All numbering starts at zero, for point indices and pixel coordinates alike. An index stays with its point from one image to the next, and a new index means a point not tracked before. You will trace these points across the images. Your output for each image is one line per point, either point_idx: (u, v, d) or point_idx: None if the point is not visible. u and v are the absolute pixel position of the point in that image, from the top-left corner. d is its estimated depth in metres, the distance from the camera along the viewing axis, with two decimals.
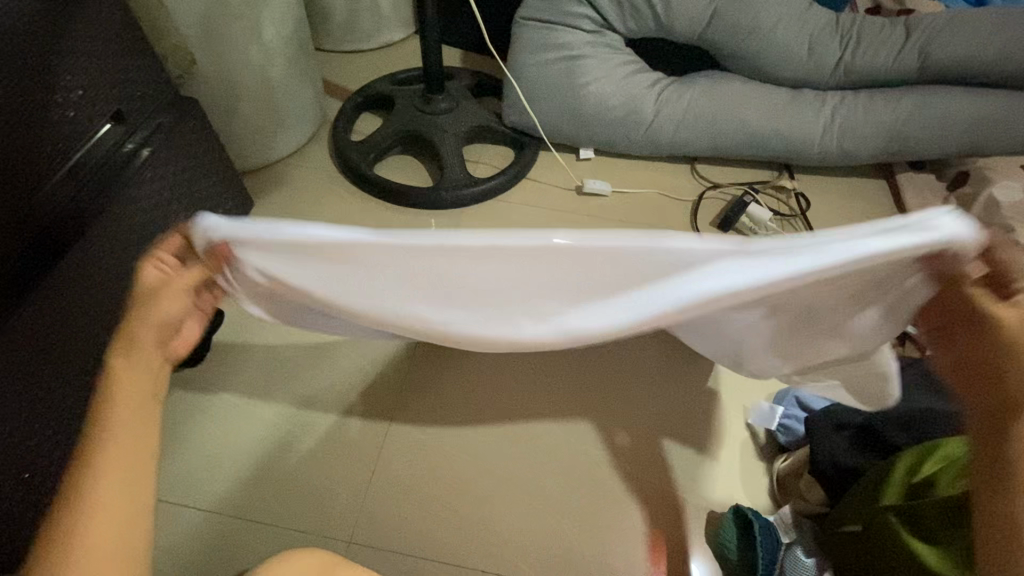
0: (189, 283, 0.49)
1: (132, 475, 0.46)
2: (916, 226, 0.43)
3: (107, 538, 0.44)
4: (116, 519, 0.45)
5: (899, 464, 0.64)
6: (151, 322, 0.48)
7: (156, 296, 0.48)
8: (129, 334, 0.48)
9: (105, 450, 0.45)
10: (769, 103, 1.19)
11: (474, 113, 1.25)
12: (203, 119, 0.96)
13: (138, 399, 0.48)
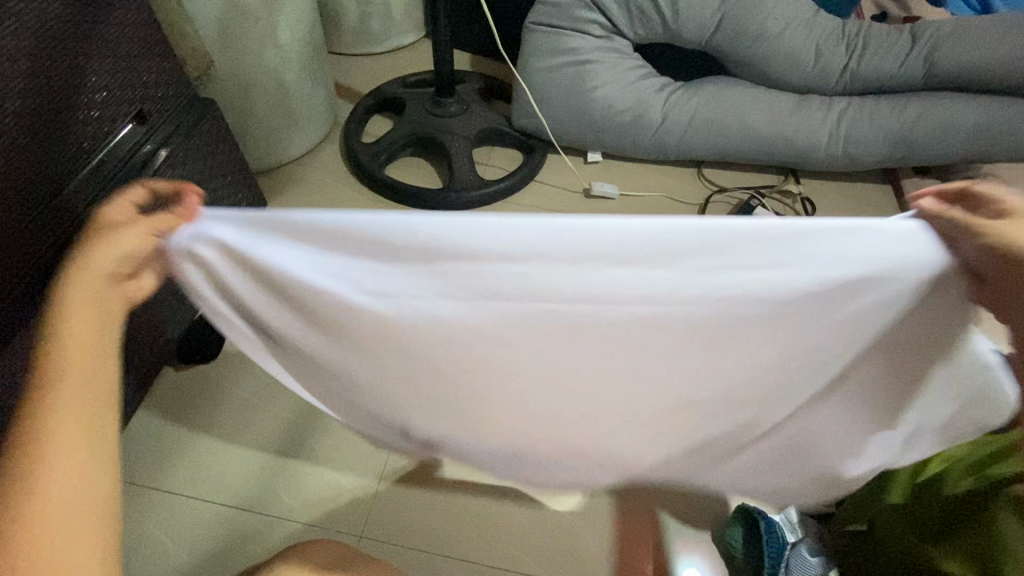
0: (152, 231, 0.44)
1: (84, 426, 0.42)
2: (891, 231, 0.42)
3: (57, 497, 0.40)
4: (67, 474, 0.41)
5: (905, 467, 0.66)
6: (108, 263, 0.44)
7: (120, 238, 0.44)
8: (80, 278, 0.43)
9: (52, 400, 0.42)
10: (775, 108, 1.21)
11: (484, 116, 1.26)
12: (221, 120, 0.97)
13: (88, 354, 0.44)
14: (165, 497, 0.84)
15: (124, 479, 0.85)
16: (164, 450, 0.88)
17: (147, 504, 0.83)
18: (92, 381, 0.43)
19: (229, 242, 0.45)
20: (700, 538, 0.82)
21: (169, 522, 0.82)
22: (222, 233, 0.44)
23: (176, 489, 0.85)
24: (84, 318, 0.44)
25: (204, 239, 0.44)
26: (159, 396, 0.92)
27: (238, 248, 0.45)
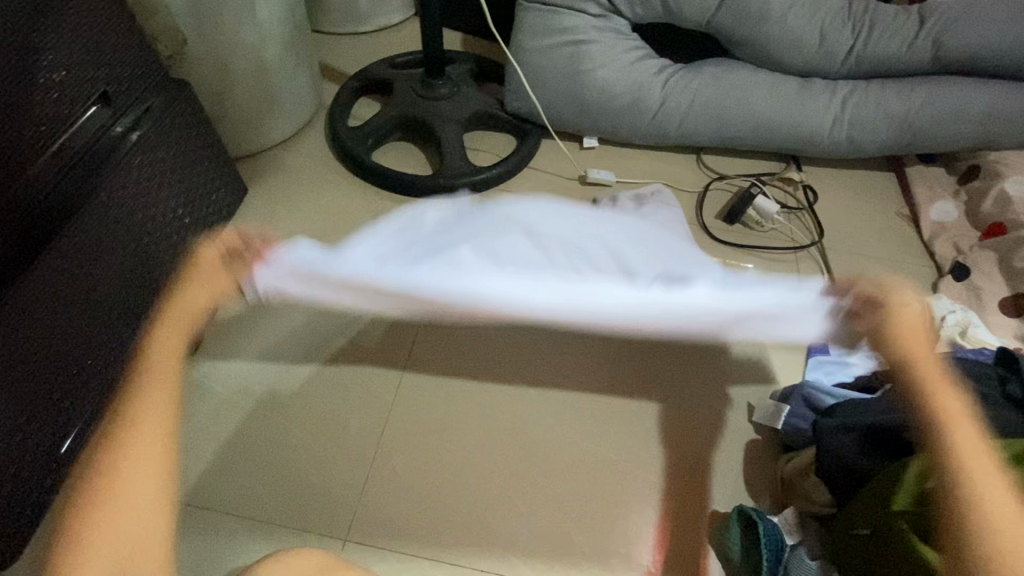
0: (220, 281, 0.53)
1: (155, 454, 0.46)
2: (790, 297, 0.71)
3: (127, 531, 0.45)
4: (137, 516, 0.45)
5: (908, 469, 0.62)
6: (181, 302, 0.51)
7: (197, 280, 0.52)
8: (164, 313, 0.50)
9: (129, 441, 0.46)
10: (778, 93, 1.16)
11: (477, 99, 1.21)
12: (194, 101, 0.92)
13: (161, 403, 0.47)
14: None
15: None
16: None
17: None
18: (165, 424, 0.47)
19: (302, 277, 0.62)
20: (701, 539, 0.80)
21: None
22: (295, 267, 0.61)
23: None
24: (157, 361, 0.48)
25: (282, 275, 0.60)
26: None
27: (309, 270, 0.62)
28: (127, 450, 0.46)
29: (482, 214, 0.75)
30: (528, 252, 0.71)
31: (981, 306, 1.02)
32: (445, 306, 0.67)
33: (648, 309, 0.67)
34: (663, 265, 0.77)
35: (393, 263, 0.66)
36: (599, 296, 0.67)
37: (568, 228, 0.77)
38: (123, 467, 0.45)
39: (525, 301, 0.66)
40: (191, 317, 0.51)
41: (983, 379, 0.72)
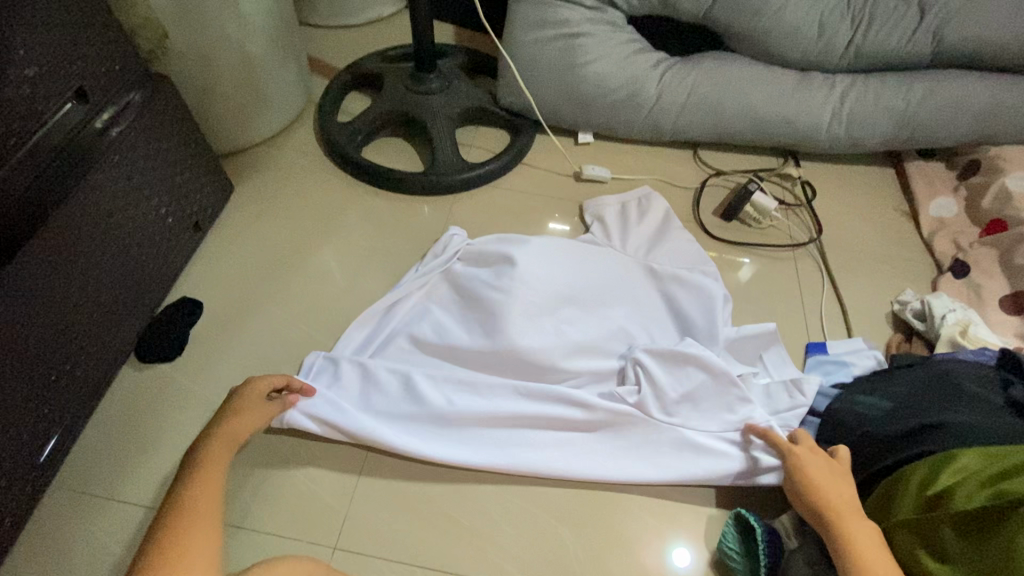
0: (268, 409, 0.77)
1: (220, 467, 0.68)
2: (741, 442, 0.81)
3: (198, 532, 0.60)
4: (202, 523, 0.61)
5: (911, 477, 0.60)
6: (229, 435, 0.71)
7: (248, 412, 0.75)
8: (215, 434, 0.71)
9: (208, 463, 0.68)
10: (776, 87, 1.14)
11: (469, 93, 1.19)
12: (176, 97, 0.89)
13: (222, 450, 0.70)
14: (120, 509, 0.76)
15: (77, 490, 0.77)
16: (120, 455, 0.80)
17: (101, 516, 0.75)
18: (213, 499, 0.64)
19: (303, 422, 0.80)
20: (697, 545, 0.78)
21: (123, 537, 0.74)
22: (307, 416, 0.80)
23: (138, 501, 0.77)
24: (215, 450, 0.69)
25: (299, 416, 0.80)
26: (115, 399, 0.84)
27: (317, 417, 0.80)
28: (184, 531, 0.60)
29: (461, 337, 0.87)
30: (502, 372, 0.86)
31: (982, 303, 1.00)
32: (428, 436, 0.81)
33: (597, 427, 0.82)
34: (644, 337, 0.90)
35: (392, 409, 0.83)
36: (564, 439, 0.82)
37: (556, 303, 0.89)
38: (179, 549, 0.58)
39: (495, 432, 0.82)
40: (230, 437, 0.71)
41: (983, 382, 0.71)
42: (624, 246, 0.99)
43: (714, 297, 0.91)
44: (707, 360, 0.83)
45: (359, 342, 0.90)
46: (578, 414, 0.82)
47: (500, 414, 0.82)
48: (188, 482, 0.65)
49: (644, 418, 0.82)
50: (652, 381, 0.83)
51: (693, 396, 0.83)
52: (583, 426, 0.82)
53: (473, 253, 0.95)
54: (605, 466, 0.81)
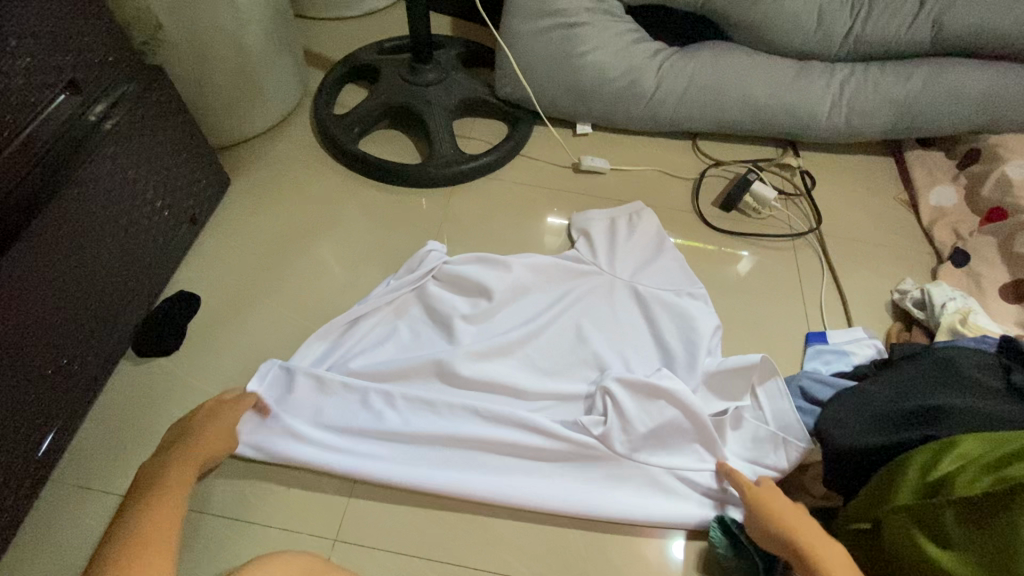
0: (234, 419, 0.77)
1: (181, 485, 0.69)
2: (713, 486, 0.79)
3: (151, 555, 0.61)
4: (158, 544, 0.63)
5: (911, 463, 0.60)
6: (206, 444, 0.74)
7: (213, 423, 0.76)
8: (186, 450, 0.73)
9: (166, 481, 0.69)
10: (773, 77, 1.13)
11: (466, 84, 1.18)
12: (171, 89, 0.88)
13: (186, 469, 0.71)
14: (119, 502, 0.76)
15: (76, 484, 0.77)
16: (119, 449, 0.80)
17: (100, 510, 0.75)
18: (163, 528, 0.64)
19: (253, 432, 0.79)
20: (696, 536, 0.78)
21: None
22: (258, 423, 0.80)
23: None
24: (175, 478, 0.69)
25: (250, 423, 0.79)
26: (113, 393, 0.84)
27: (270, 424, 0.80)
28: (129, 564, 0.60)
29: (421, 355, 0.85)
30: (461, 395, 0.85)
31: (982, 292, 1.00)
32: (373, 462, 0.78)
33: (555, 449, 0.80)
34: (622, 366, 0.88)
35: (346, 427, 0.80)
36: (520, 467, 0.80)
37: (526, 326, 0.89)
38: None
39: (446, 457, 0.80)
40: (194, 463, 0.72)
41: (984, 369, 0.70)
42: (611, 266, 0.96)
43: (696, 325, 0.90)
44: (679, 396, 0.80)
45: (319, 355, 0.87)
46: (538, 439, 0.80)
47: (451, 438, 0.80)
48: (139, 511, 0.65)
49: (604, 447, 0.80)
50: (620, 413, 0.80)
51: (660, 432, 0.81)
52: (541, 454, 0.80)
53: (448, 273, 0.93)
54: (562, 491, 0.78)
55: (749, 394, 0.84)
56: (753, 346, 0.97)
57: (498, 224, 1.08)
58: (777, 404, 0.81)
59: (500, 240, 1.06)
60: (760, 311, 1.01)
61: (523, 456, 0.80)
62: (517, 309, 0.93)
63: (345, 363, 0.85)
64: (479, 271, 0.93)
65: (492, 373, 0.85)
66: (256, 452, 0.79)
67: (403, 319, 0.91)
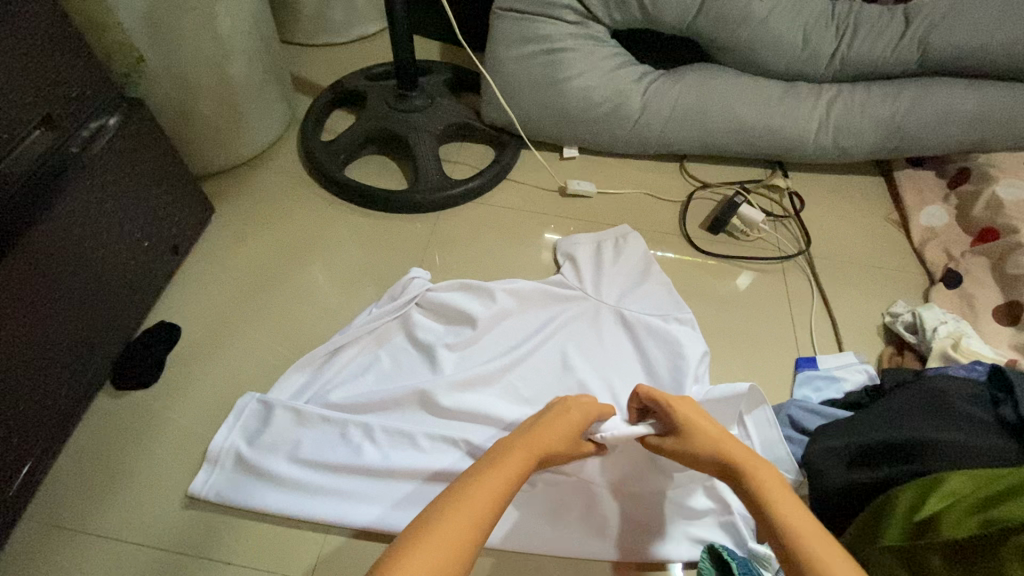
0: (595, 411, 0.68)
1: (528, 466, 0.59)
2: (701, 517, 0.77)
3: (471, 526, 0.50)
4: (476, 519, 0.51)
5: (900, 501, 0.58)
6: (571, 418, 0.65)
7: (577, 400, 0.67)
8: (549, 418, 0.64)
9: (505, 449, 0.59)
10: (759, 98, 1.13)
11: (452, 110, 1.18)
12: (152, 120, 0.89)
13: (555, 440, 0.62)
14: (90, 541, 0.74)
15: (48, 522, 0.75)
16: (93, 485, 0.78)
17: (71, 549, 0.74)
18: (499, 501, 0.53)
19: (231, 470, 0.78)
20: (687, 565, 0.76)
21: (94, 569, 0.72)
22: (235, 461, 0.79)
23: (109, 533, 0.75)
24: (514, 457, 0.58)
25: (230, 457, 0.79)
26: (89, 427, 0.83)
27: (247, 460, 0.79)
28: (458, 512, 0.50)
29: (403, 385, 0.84)
30: (443, 425, 0.83)
31: (975, 315, 0.98)
32: (352, 498, 0.77)
33: (538, 482, 0.78)
34: (606, 392, 0.86)
35: (323, 462, 0.78)
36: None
37: (511, 355, 0.88)
38: (439, 531, 0.48)
39: (421, 495, 0.77)
40: (534, 452, 0.59)
41: (973, 401, 0.68)
42: (597, 292, 0.95)
43: (681, 351, 0.88)
44: None
45: (299, 386, 0.85)
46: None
47: (433, 473, 0.78)
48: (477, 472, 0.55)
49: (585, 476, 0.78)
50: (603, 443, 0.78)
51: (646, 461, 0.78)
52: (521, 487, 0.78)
53: (432, 301, 0.92)
54: (538, 527, 0.76)
55: (738, 423, 0.81)
56: (742, 371, 0.95)
57: (484, 249, 1.07)
58: (766, 433, 0.79)
59: (486, 265, 1.05)
60: (749, 335, 0.99)
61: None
62: (501, 336, 0.91)
63: (324, 394, 0.84)
64: (462, 299, 0.92)
65: (472, 404, 0.84)
66: (228, 486, 0.77)
67: (385, 347, 0.89)
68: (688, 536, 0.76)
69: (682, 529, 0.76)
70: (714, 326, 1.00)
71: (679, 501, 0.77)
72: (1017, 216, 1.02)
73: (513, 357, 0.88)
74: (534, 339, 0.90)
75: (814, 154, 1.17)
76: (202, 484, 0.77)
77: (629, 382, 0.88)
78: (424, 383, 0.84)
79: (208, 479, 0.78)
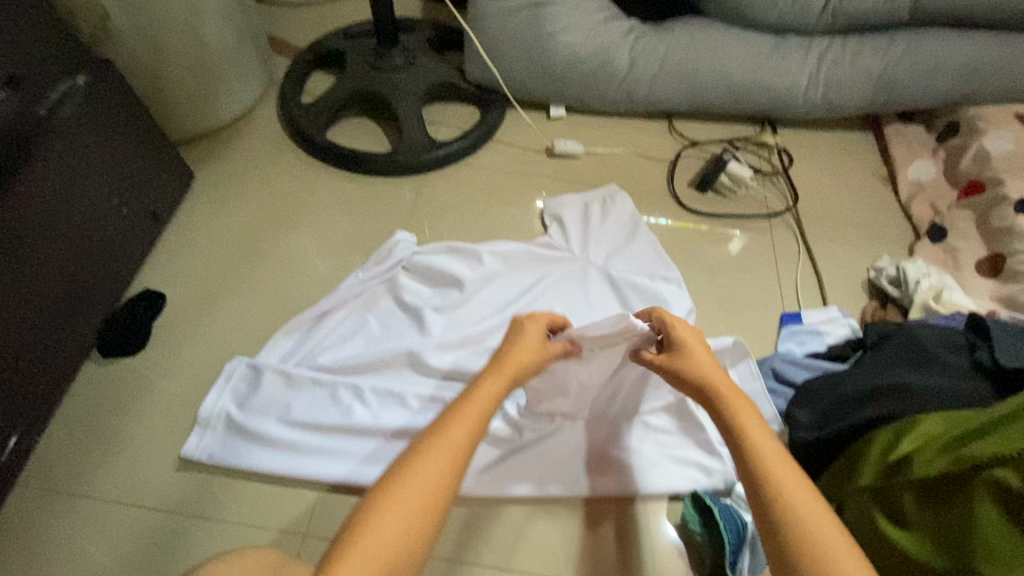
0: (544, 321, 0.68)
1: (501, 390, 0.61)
2: (688, 466, 0.79)
3: (450, 453, 0.53)
4: (455, 447, 0.53)
5: (877, 443, 0.60)
6: (529, 344, 0.65)
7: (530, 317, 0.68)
8: (512, 343, 0.65)
9: (478, 377, 0.61)
10: (750, 51, 1.11)
11: (435, 69, 1.15)
12: (119, 82, 0.87)
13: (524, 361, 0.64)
14: (86, 505, 0.75)
15: (43, 488, 0.76)
16: (87, 452, 0.79)
17: (67, 512, 0.75)
18: (473, 434, 0.55)
19: (223, 434, 0.79)
20: (671, 498, 0.79)
21: (91, 530, 0.74)
22: (225, 423, 0.80)
23: (104, 496, 0.76)
24: (487, 387, 0.59)
25: (218, 418, 0.80)
26: (79, 395, 0.83)
27: (238, 422, 0.79)
28: (432, 447, 0.53)
29: (393, 347, 0.84)
30: (434, 385, 0.83)
31: (958, 267, 0.99)
32: (348, 457, 0.78)
33: (524, 433, 0.79)
34: None
35: (316, 422, 0.79)
36: (494, 457, 0.79)
37: (499, 317, 0.88)
38: (416, 479, 0.50)
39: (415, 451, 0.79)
40: (505, 378, 0.61)
41: (951, 347, 0.70)
42: (584, 252, 0.95)
43: (668, 308, 0.89)
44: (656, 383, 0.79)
45: (287, 350, 0.86)
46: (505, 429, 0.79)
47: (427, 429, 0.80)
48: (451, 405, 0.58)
49: (570, 429, 0.80)
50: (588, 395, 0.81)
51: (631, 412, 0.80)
52: (504, 441, 0.79)
53: (418, 264, 0.91)
54: (523, 476, 0.78)
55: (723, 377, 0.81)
56: (728, 327, 0.96)
57: (472, 212, 1.06)
58: (748, 385, 0.80)
59: (473, 228, 1.04)
60: (736, 292, 1.00)
61: (490, 441, 0.79)
62: (489, 298, 0.91)
63: (313, 357, 0.84)
64: (449, 262, 0.92)
65: (461, 365, 0.84)
66: (221, 449, 0.78)
67: (373, 311, 0.89)
68: (672, 477, 0.78)
69: (665, 474, 0.78)
70: (701, 285, 1.01)
71: (663, 430, 0.81)
72: (1003, 168, 1.02)
73: (501, 318, 0.88)
74: (522, 300, 0.90)
75: (803, 110, 1.16)
76: (192, 446, 0.78)
77: None
78: (413, 344, 0.84)
79: (201, 442, 0.78)
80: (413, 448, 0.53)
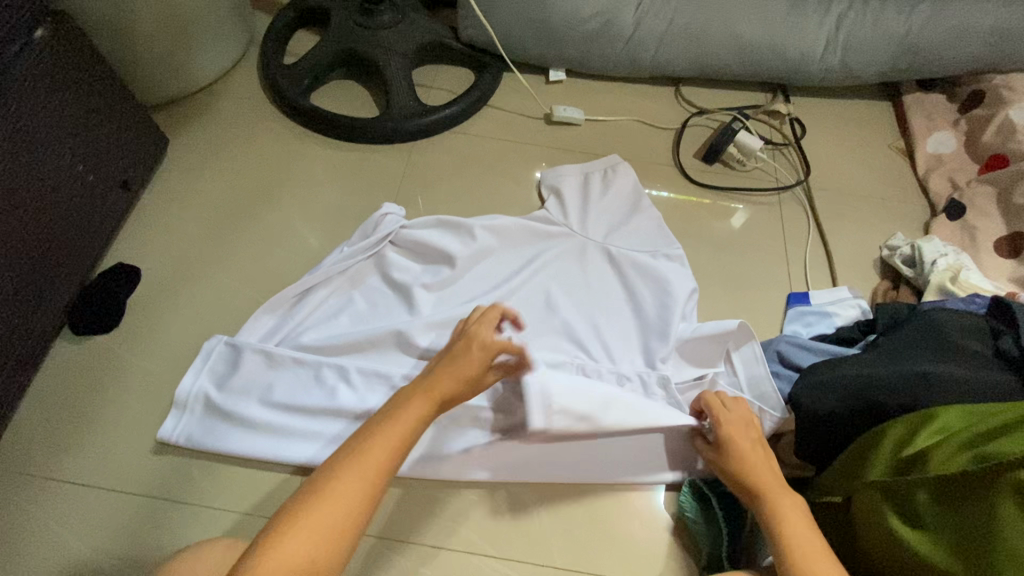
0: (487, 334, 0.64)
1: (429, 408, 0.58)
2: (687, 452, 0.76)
3: (368, 472, 0.50)
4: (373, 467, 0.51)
5: (887, 435, 0.56)
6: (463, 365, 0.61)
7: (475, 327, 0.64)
8: (451, 359, 0.62)
9: (405, 394, 0.58)
10: (765, 10, 1.03)
11: (426, 28, 1.07)
12: (81, 36, 0.80)
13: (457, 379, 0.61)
14: (59, 489, 0.72)
15: (15, 471, 0.73)
16: (61, 434, 0.76)
17: (40, 497, 0.72)
18: (399, 449, 0.53)
19: (200, 416, 0.76)
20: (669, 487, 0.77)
21: (66, 515, 0.71)
22: (204, 406, 0.76)
23: (78, 480, 0.73)
24: (416, 403, 0.57)
25: (196, 400, 0.76)
26: (50, 375, 0.79)
27: (217, 404, 0.76)
28: (352, 467, 0.50)
29: (380, 327, 0.80)
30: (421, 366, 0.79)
31: (976, 247, 0.94)
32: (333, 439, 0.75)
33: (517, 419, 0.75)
34: (589, 330, 0.82)
35: (299, 404, 0.76)
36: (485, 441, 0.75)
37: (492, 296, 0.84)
38: (336, 492, 0.48)
39: None
40: (436, 396, 0.58)
41: (970, 332, 0.66)
42: (583, 228, 0.90)
43: (670, 288, 0.84)
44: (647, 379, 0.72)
45: (269, 329, 0.81)
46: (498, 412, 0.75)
47: None
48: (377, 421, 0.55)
49: None
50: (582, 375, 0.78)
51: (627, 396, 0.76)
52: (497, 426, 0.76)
53: (408, 239, 0.86)
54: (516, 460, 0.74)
55: (726, 361, 0.80)
56: (732, 307, 0.92)
57: (465, 183, 1.00)
58: (753, 370, 0.77)
59: (466, 200, 0.99)
60: (741, 271, 0.96)
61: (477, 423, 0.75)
62: (482, 277, 0.86)
63: (296, 337, 0.80)
64: (441, 237, 0.87)
65: None
66: (200, 430, 0.75)
67: (359, 289, 0.85)
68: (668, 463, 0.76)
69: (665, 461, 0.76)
70: (705, 262, 0.96)
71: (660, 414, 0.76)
72: None
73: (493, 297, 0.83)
74: (516, 278, 0.86)
75: (818, 77, 1.09)
76: (170, 428, 0.75)
77: (614, 321, 0.84)
78: (401, 323, 0.80)
79: (179, 425, 0.75)
80: (329, 468, 0.50)
